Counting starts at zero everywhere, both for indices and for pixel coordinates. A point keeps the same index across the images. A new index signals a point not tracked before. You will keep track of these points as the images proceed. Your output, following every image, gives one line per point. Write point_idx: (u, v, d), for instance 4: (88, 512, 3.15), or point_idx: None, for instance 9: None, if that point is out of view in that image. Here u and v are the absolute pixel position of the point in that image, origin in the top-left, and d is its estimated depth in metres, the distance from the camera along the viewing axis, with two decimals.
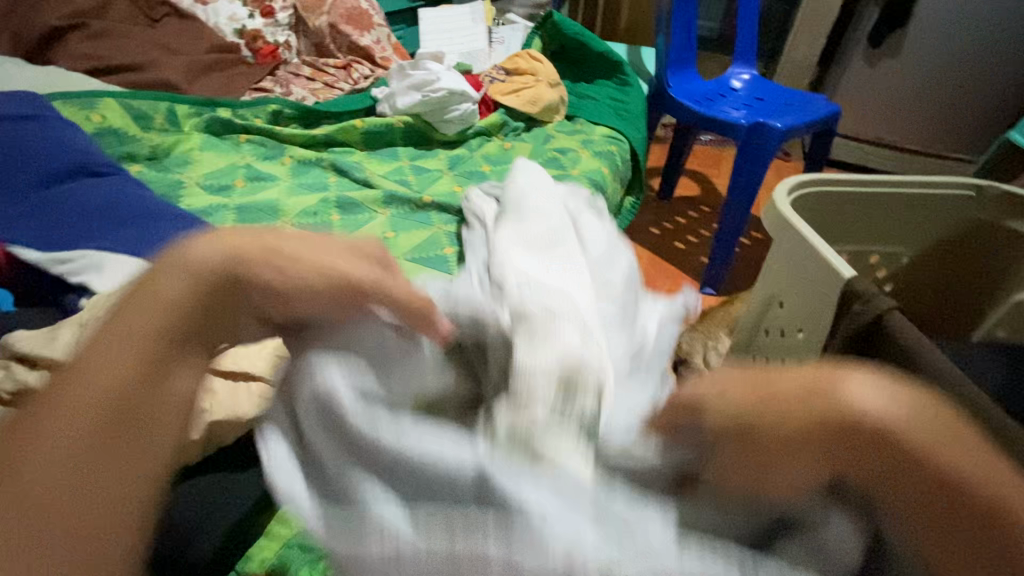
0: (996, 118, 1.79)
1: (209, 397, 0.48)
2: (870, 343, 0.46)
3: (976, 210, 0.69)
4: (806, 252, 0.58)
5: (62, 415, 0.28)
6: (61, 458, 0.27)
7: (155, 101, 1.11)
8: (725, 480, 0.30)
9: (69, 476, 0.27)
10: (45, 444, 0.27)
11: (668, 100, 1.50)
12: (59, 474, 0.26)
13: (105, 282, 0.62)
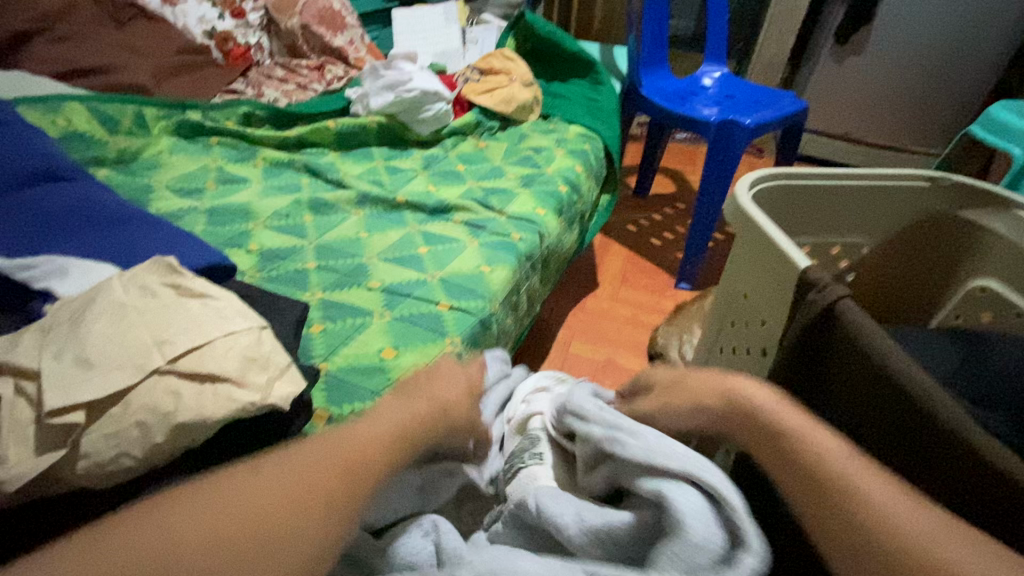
0: (957, 113, 1.84)
1: (174, 398, 0.47)
2: (823, 327, 0.48)
3: (928, 199, 0.72)
4: (765, 243, 0.59)
5: (272, 475, 0.37)
6: (230, 505, 0.34)
7: (122, 104, 1.09)
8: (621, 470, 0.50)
9: (232, 520, 0.33)
10: (261, 489, 0.36)
11: (641, 99, 1.52)
12: (218, 510, 0.34)
13: (70, 288, 0.61)
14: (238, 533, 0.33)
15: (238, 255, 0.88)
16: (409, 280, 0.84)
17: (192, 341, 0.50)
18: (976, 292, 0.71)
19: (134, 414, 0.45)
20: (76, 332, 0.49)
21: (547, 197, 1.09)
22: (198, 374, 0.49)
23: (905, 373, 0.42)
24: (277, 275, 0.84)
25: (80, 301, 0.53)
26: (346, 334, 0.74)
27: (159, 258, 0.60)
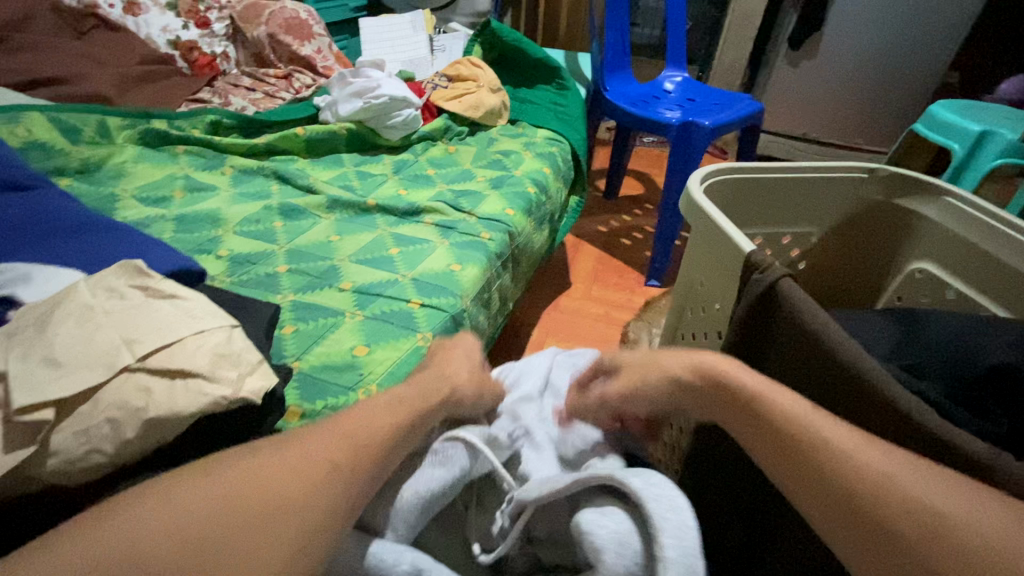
0: (905, 114, 1.95)
1: (145, 394, 0.47)
2: (767, 302, 0.51)
3: (867, 189, 0.77)
4: (715, 231, 0.63)
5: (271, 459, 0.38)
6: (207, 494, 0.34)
7: (85, 114, 1.08)
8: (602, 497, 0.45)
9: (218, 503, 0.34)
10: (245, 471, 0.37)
11: (606, 103, 1.57)
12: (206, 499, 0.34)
13: (32, 294, 0.60)
14: (220, 517, 0.33)
15: (207, 261, 0.88)
16: (380, 280, 0.86)
17: (162, 339, 0.51)
18: (915, 274, 0.76)
19: (105, 411, 0.46)
20: (42, 335, 0.49)
21: (515, 198, 1.12)
22: (170, 372, 0.49)
23: (841, 343, 0.45)
24: (247, 280, 0.84)
25: (45, 304, 0.53)
26: (317, 334, 0.74)
27: (126, 262, 0.60)
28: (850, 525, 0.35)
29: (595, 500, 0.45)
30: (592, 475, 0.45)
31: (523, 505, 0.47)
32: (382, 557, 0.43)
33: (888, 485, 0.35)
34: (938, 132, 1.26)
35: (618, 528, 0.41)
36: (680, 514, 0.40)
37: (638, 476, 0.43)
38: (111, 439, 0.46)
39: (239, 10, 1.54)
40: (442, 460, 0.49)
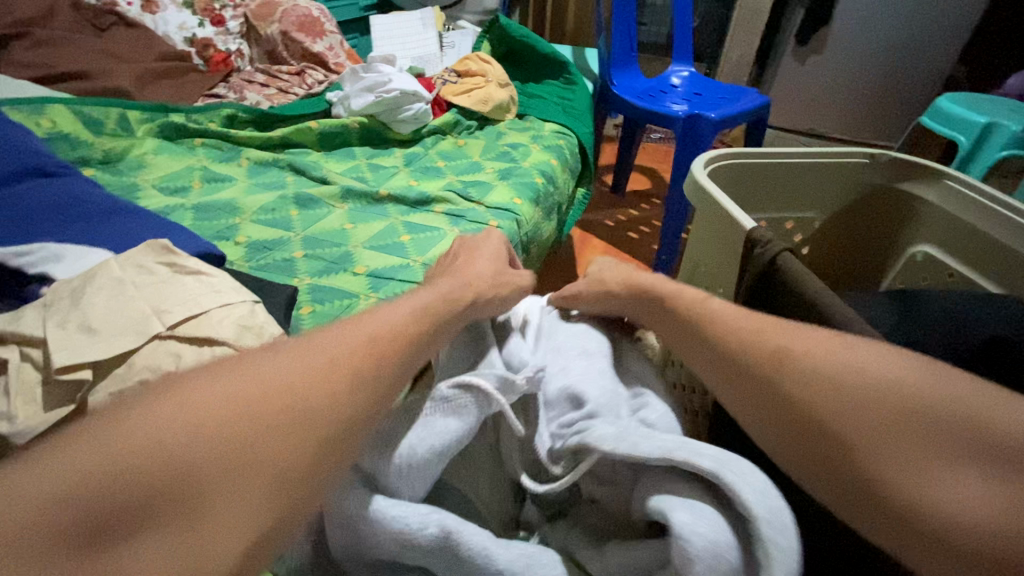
0: (912, 109, 1.95)
1: (175, 359, 0.50)
2: (768, 276, 0.54)
3: (869, 174, 0.78)
4: (719, 212, 0.65)
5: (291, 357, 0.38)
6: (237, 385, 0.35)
7: (107, 107, 1.12)
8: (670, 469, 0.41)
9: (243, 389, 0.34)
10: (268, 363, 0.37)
11: (612, 98, 1.59)
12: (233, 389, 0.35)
13: (64, 271, 0.63)
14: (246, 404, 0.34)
15: (226, 247, 0.91)
16: (393, 265, 0.88)
17: (190, 310, 0.53)
18: (916, 256, 0.78)
19: (138, 373, 0.48)
20: (77, 305, 0.52)
21: (524, 188, 1.14)
22: (197, 340, 0.52)
23: (839, 310, 0.47)
24: (265, 264, 0.87)
25: (79, 278, 0.56)
26: (333, 315, 0.77)
27: (153, 240, 0.63)
28: (812, 455, 0.34)
29: (676, 487, 0.40)
30: (688, 462, 0.39)
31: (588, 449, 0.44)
32: (404, 521, 0.41)
33: (851, 403, 0.34)
34: (944, 123, 1.26)
35: (714, 536, 0.36)
36: (787, 538, 0.35)
37: (748, 482, 0.37)
38: None
39: (253, 9, 1.58)
40: (458, 405, 0.47)
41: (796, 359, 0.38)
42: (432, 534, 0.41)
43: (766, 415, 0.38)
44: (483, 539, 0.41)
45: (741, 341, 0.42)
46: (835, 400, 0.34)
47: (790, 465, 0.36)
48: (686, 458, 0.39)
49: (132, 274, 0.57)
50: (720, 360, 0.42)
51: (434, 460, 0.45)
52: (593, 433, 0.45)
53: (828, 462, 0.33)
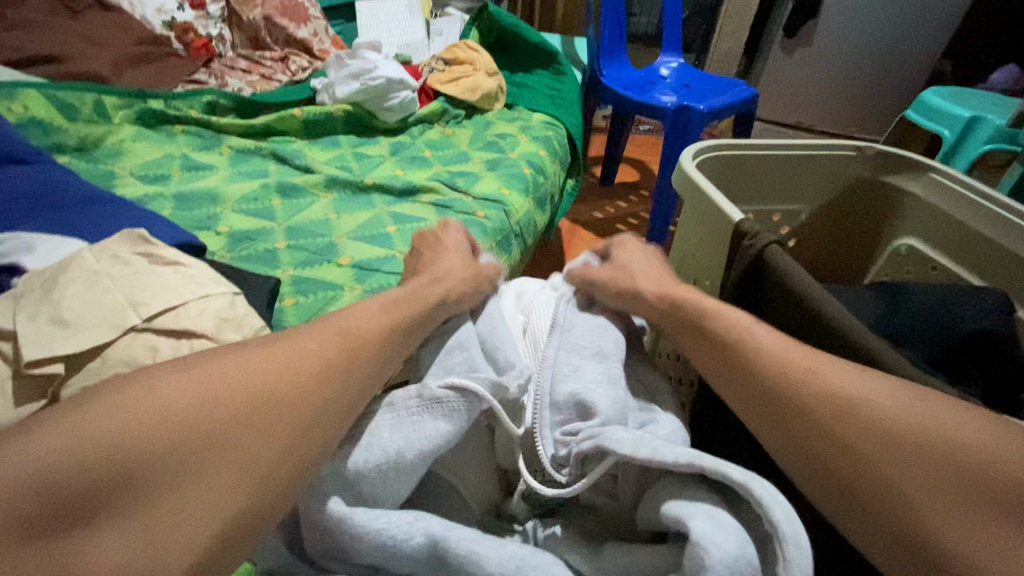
0: (897, 104, 1.97)
1: (153, 352, 0.49)
2: (757, 267, 0.54)
3: (856, 167, 0.79)
4: (707, 203, 0.65)
5: (252, 362, 0.40)
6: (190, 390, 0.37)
7: (81, 92, 1.08)
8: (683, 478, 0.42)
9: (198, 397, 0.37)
10: (222, 368, 0.39)
11: (601, 88, 1.58)
12: (192, 392, 0.37)
13: (36, 262, 0.61)
14: (191, 420, 0.35)
15: (207, 237, 0.89)
16: (378, 256, 0.87)
17: (168, 303, 0.52)
18: (900, 250, 0.78)
19: (113, 367, 0.47)
20: (49, 297, 0.50)
21: (512, 179, 1.13)
22: (174, 333, 0.51)
23: (824, 303, 0.48)
24: (247, 255, 0.85)
25: (51, 270, 0.54)
26: (316, 307, 0.76)
27: (129, 230, 0.61)
28: (863, 526, 0.36)
29: (694, 495, 0.40)
30: (720, 473, 0.39)
31: (603, 450, 0.44)
32: (390, 534, 0.41)
33: (903, 476, 0.35)
34: (929, 117, 1.27)
35: (737, 553, 0.36)
36: (805, 561, 0.35)
37: (776, 499, 0.37)
38: None
39: None
40: (445, 412, 0.46)
41: (862, 417, 0.38)
42: (419, 543, 0.41)
43: (814, 478, 0.39)
44: (473, 538, 0.41)
45: (791, 382, 0.42)
46: (898, 478, 0.35)
47: (841, 524, 0.38)
48: (718, 469, 0.39)
49: (106, 266, 0.55)
50: (769, 407, 0.42)
51: (414, 461, 0.44)
52: (609, 437, 0.44)
53: (883, 532, 0.35)
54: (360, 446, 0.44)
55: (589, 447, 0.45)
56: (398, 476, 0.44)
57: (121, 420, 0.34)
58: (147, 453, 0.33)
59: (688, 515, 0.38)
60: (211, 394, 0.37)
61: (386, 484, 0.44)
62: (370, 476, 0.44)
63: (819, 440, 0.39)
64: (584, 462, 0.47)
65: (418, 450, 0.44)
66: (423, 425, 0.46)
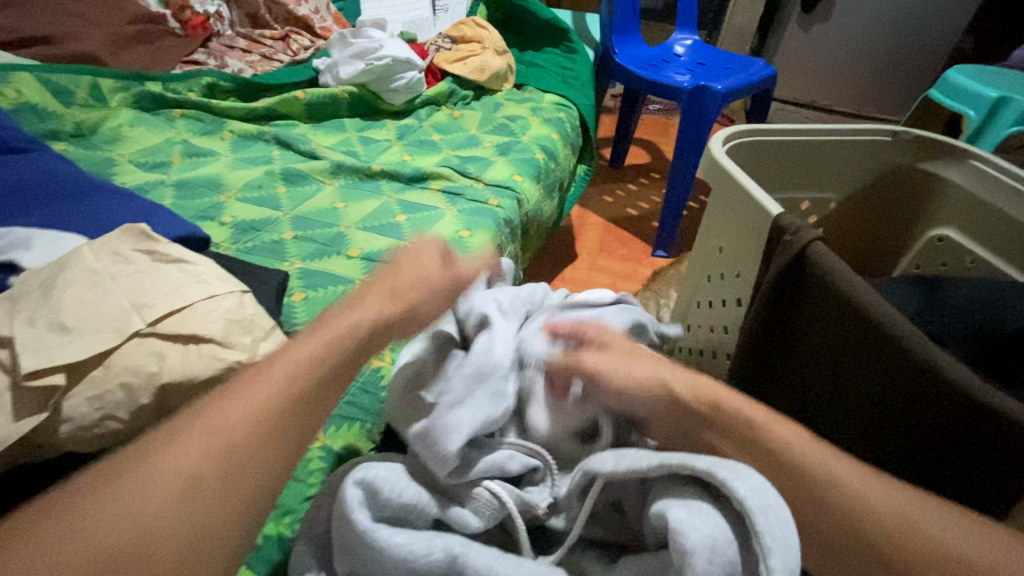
0: (915, 81, 1.90)
1: (158, 359, 0.46)
2: (799, 265, 0.51)
3: (891, 152, 0.75)
4: (739, 194, 0.61)
5: (239, 403, 0.38)
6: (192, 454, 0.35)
7: (77, 75, 1.04)
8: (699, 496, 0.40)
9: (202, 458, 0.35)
10: (219, 418, 0.37)
11: (613, 67, 1.52)
12: (189, 456, 0.35)
13: (34, 259, 0.58)
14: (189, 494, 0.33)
15: (210, 227, 0.85)
16: (388, 247, 0.84)
17: (173, 304, 0.49)
18: (934, 241, 0.75)
19: (117, 376, 0.45)
20: (48, 300, 0.48)
21: (524, 164, 1.09)
22: (180, 337, 0.48)
23: (874, 301, 0.46)
24: (253, 246, 0.82)
25: (49, 269, 0.51)
26: (327, 302, 0.73)
27: (129, 225, 0.58)
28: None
29: (679, 493, 0.40)
30: (686, 467, 0.39)
31: (594, 476, 0.44)
32: (410, 548, 0.42)
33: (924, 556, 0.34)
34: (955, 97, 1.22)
35: (712, 531, 0.36)
36: (786, 531, 0.35)
37: (743, 478, 0.37)
38: (123, 405, 0.44)
39: None
40: (476, 508, 0.47)
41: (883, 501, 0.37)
42: (438, 559, 0.42)
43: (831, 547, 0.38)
44: (487, 556, 0.41)
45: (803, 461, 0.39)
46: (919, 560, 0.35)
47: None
48: (684, 462, 0.39)
49: (106, 264, 0.53)
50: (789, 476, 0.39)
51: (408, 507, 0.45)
52: (593, 461, 0.45)
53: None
54: (383, 478, 0.46)
55: (581, 474, 0.46)
56: (397, 512, 0.45)
57: (110, 504, 0.32)
58: (144, 529, 0.31)
59: (673, 508, 0.38)
60: (216, 451, 0.35)
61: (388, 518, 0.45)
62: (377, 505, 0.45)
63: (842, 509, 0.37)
64: (580, 493, 0.47)
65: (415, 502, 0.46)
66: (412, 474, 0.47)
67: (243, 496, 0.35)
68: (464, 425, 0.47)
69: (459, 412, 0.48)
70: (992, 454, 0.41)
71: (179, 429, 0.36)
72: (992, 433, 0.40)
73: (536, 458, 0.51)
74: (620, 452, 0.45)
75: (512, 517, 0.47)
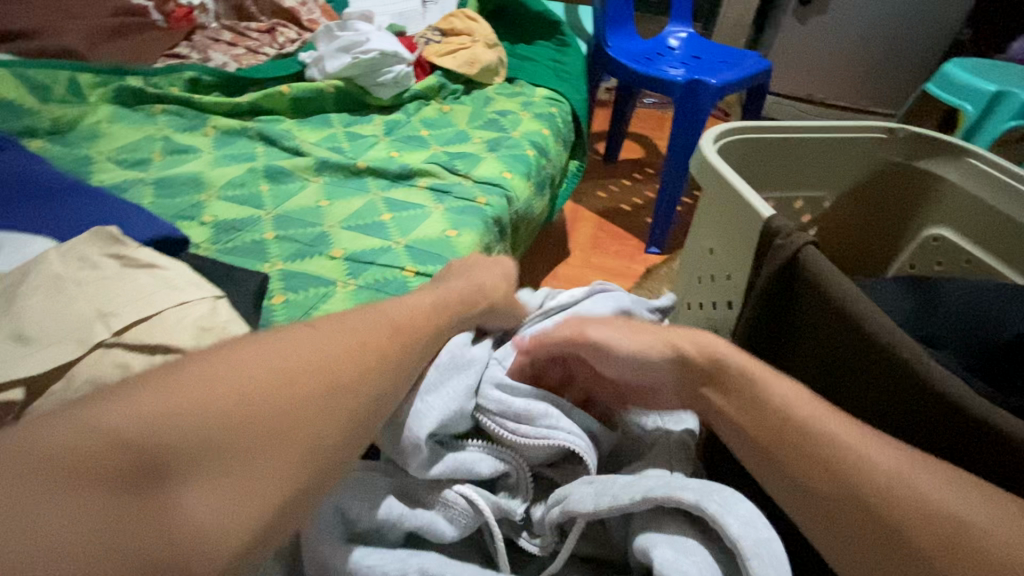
0: (912, 74, 1.87)
1: (123, 371, 0.44)
2: (790, 272, 0.50)
3: (886, 150, 0.73)
4: (730, 195, 0.60)
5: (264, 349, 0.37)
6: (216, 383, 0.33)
7: (54, 69, 1.01)
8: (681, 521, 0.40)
9: (227, 390, 0.33)
10: (246, 355, 0.35)
11: (607, 60, 1.50)
12: (212, 386, 0.33)
13: (2, 264, 0.56)
14: (205, 423, 0.31)
15: (190, 228, 0.83)
16: (372, 248, 0.82)
17: (140, 312, 0.47)
18: (930, 241, 0.73)
19: (81, 389, 0.43)
20: (11, 309, 0.46)
21: (514, 161, 1.07)
22: (147, 346, 0.46)
23: (869, 314, 0.44)
24: (234, 247, 0.80)
25: (14, 275, 0.50)
26: (308, 305, 0.71)
27: (98, 228, 0.56)
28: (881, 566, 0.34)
29: (664, 525, 0.40)
30: (672, 498, 0.39)
31: (573, 515, 0.43)
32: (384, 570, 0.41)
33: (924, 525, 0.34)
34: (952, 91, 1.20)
35: (698, 570, 0.36)
36: (778, 566, 0.35)
37: (733, 512, 0.37)
38: None
39: None
40: (450, 515, 0.45)
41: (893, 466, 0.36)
42: None
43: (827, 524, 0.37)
44: None
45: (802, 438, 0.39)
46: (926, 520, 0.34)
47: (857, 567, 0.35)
48: (670, 494, 0.39)
49: (73, 269, 0.51)
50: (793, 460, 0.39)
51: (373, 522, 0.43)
52: (573, 499, 0.43)
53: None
54: (352, 495, 0.44)
55: (557, 511, 0.44)
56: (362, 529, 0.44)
57: (124, 418, 0.30)
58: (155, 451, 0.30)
59: (658, 546, 0.38)
60: (238, 386, 0.34)
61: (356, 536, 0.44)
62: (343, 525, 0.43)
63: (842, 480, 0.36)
64: (558, 524, 0.45)
65: (378, 515, 0.43)
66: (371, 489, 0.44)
67: (259, 434, 0.33)
68: (433, 411, 0.45)
69: (430, 399, 0.46)
70: (990, 472, 0.40)
71: (204, 360, 0.35)
72: (995, 454, 0.39)
73: (505, 463, 0.49)
74: (598, 483, 0.44)
75: (488, 524, 0.45)
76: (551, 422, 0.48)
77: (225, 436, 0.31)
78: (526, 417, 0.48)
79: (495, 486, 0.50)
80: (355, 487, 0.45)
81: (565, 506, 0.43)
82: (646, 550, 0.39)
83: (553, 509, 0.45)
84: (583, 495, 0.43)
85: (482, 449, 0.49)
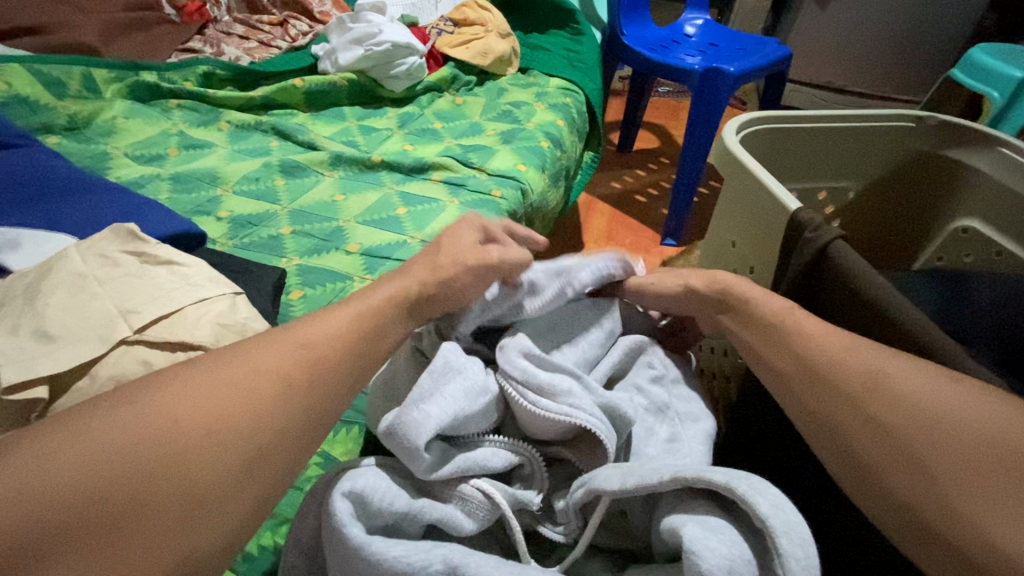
0: (937, 60, 1.82)
1: (145, 368, 0.45)
2: (819, 265, 0.49)
3: (913, 139, 0.71)
4: (754, 186, 0.58)
5: (219, 376, 0.35)
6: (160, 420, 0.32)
7: (69, 65, 1.02)
8: (712, 509, 0.38)
9: (164, 427, 0.32)
10: (196, 387, 0.34)
11: (622, 49, 1.47)
12: (150, 420, 0.32)
13: (22, 261, 0.57)
14: (140, 462, 0.30)
15: (206, 223, 0.83)
16: (388, 242, 0.81)
17: (160, 310, 0.47)
18: (959, 232, 0.71)
19: (104, 385, 0.43)
20: (33, 306, 0.47)
21: (529, 153, 1.05)
22: (167, 344, 0.46)
23: (906, 311, 0.43)
24: (251, 242, 0.80)
25: (35, 272, 0.50)
26: (326, 300, 0.71)
27: (117, 225, 0.56)
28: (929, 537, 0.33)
29: (690, 506, 0.39)
30: (701, 479, 0.38)
31: (599, 495, 0.42)
32: (408, 560, 0.39)
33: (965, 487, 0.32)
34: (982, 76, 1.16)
35: (729, 553, 0.35)
36: (806, 550, 0.34)
37: (764, 494, 0.36)
38: None
39: None
40: (467, 510, 0.45)
41: (943, 416, 0.34)
42: (437, 571, 0.39)
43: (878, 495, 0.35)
44: (492, 567, 0.39)
45: (845, 401, 0.38)
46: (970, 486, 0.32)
47: (894, 527, 0.35)
48: (699, 474, 0.38)
49: (92, 265, 0.51)
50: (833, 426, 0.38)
51: (389, 515, 0.42)
52: (598, 478, 0.42)
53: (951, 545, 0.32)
54: (366, 484, 0.42)
55: (581, 492, 0.43)
56: (377, 521, 0.42)
57: (57, 456, 0.29)
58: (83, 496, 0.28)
59: (686, 526, 0.36)
60: (181, 418, 0.32)
61: (372, 527, 0.42)
62: (358, 513, 0.41)
63: (881, 443, 0.35)
64: (582, 506, 0.45)
65: (396, 508, 0.42)
66: (387, 481, 0.43)
67: (206, 478, 0.32)
68: (431, 419, 0.43)
69: (427, 406, 0.44)
70: None
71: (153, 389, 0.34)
72: None
73: (519, 455, 0.48)
74: (625, 465, 0.43)
75: (506, 517, 0.45)
76: (573, 400, 0.47)
77: (170, 472, 0.31)
78: (549, 393, 0.47)
79: (510, 477, 0.49)
80: (373, 476, 0.43)
81: (592, 483, 0.42)
82: (674, 533, 0.37)
83: (578, 488, 0.44)
84: (612, 473, 0.42)
85: (496, 443, 0.48)
